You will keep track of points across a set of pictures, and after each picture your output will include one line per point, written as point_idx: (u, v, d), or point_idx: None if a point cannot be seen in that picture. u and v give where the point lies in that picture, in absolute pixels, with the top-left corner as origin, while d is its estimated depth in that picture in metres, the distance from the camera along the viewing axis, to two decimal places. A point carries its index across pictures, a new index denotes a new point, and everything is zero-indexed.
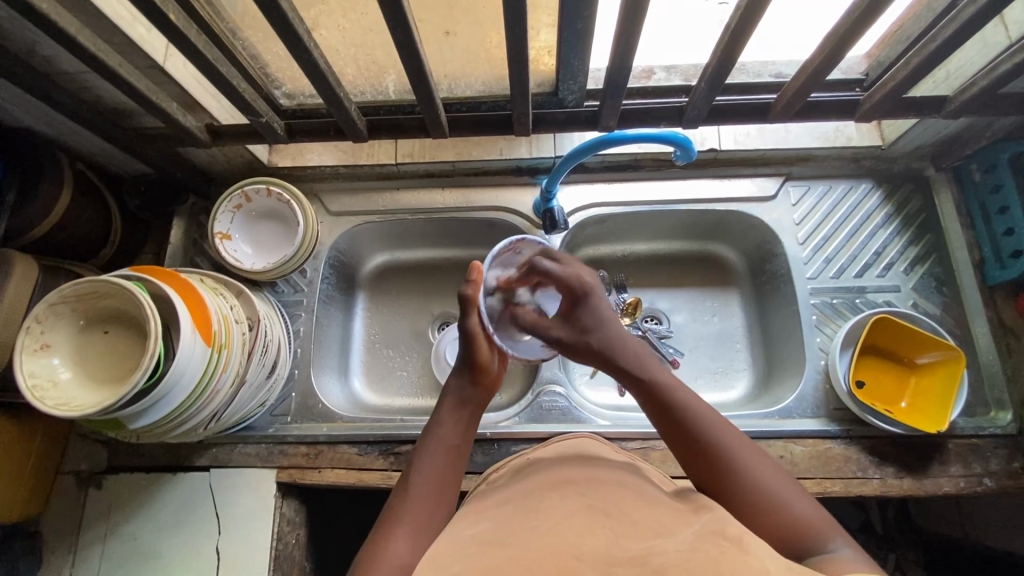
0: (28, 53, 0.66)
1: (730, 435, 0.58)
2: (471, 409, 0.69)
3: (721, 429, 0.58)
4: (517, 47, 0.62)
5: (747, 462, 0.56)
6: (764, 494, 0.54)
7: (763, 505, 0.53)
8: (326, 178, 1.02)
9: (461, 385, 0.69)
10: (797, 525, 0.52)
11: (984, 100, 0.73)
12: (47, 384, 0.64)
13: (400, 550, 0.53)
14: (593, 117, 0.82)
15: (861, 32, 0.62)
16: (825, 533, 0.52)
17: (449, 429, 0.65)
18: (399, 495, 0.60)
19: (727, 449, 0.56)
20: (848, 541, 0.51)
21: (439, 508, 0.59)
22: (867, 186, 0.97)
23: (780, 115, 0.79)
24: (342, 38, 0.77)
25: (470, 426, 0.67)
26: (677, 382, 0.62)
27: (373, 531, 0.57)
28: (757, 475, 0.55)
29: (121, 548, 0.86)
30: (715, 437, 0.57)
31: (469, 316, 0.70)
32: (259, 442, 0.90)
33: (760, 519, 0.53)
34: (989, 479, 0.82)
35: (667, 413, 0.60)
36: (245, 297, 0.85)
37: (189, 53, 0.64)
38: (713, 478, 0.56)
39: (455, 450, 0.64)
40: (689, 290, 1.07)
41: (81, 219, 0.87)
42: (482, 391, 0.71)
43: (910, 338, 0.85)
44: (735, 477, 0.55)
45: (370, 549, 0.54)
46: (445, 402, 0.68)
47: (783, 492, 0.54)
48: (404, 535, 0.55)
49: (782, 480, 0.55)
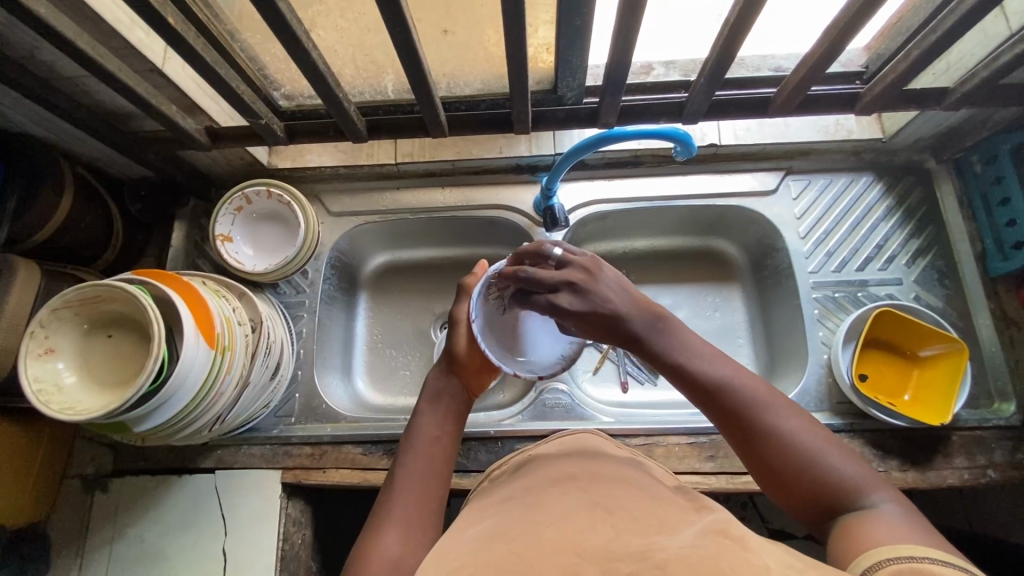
0: (27, 58, 0.66)
1: (757, 393, 0.55)
2: (449, 400, 0.69)
3: (748, 387, 0.55)
4: (516, 43, 0.62)
5: (780, 420, 0.53)
6: (800, 450, 0.52)
7: (793, 463, 0.52)
8: (327, 179, 1.03)
9: (441, 378, 0.70)
10: (832, 485, 0.50)
11: (986, 91, 0.73)
12: (52, 389, 0.64)
13: (391, 543, 0.54)
14: (592, 114, 0.82)
15: (861, 25, 0.62)
16: (864, 488, 0.50)
17: (429, 423, 0.66)
18: (386, 491, 0.60)
19: (756, 408, 0.54)
20: (893, 496, 0.49)
21: (429, 499, 0.59)
22: (868, 179, 0.97)
23: (780, 109, 0.79)
24: (341, 39, 0.76)
25: (450, 415, 0.67)
26: (701, 349, 0.59)
27: (365, 528, 0.57)
28: (793, 435, 0.53)
29: (129, 550, 0.87)
30: (743, 397, 0.55)
31: (460, 300, 0.75)
32: (264, 443, 0.90)
33: (793, 479, 0.52)
34: (993, 470, 0.82)
35: (694, 382, 0.57)
36: (247, 299, 0.85)
37: (185, 54, 0.64)
38: (745, 440, 0.54)
39: (437, 442, 0.64)
40: (690, 286, 1.07)
41: (82, 224, 0.87)
42: (462, 382, 0.70)
43: (913, 332, 0.85)
44: (772, 440, 0.53)
45: (362, 545, 0.55)
46: (423, 397, 0.69)
47: (813, 445, 0.52)
48: (393, 531, 0.55)
49: (818, 437, 0.53)
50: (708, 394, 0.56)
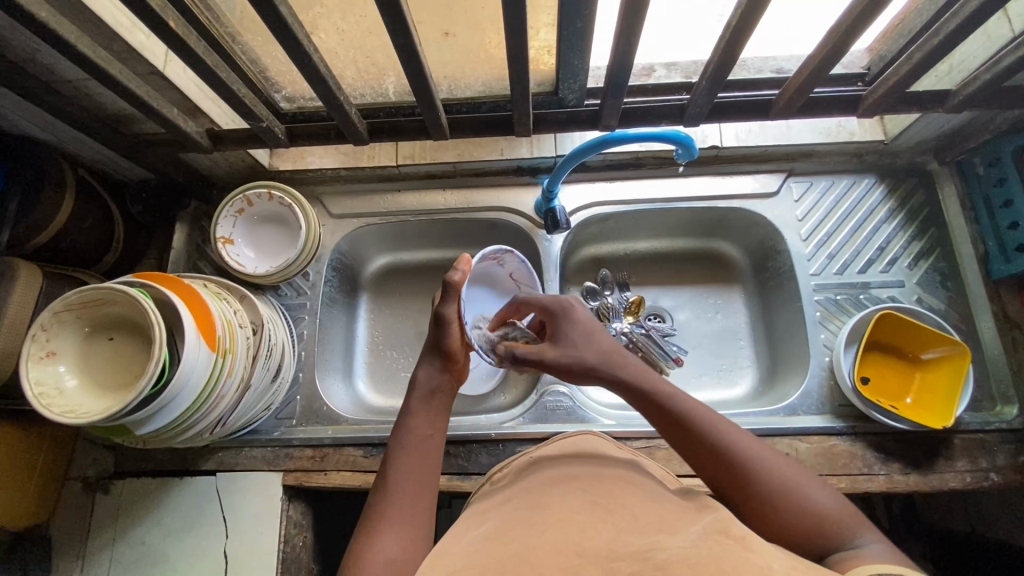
0: (28, 60, 0.66)
1: (738, 433, 0.57)
2: (441, 398, 0.68)
3: (730, 428, 0.57)
4: (517, 46, 0.62)
5: (763, 459, 0.55)
6: (784, 488, 0.53)
7: (781, 504, 0.52)
8: (327, 180, 1.03)
9: (431, 375, 0.69)
10: (819, 520, 0.51)
11: (988, 93, 0.73)
12: (53, 392, 0.64)
13: (386, 545, 0.54)
14: (594, 116, 0.82)
15: (863, 27, 0.62)
16: (848, 523, 0.51)
17: (420, 421, 0.65)
18: (379, 491, 0.60)
19: (741, 448, 0.56)
20: (873, 533, 0.51)
21: (422, 499, 0.59)
22: (870, 181, 0.97)
23: (782, 111, 0.79)
24: (342, 41, 0.76)
25: (441, 413, 0.67)
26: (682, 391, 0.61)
27: (359, 528, 0.57)
28: (777, 473, 0.54)
29: (130, 552, 0.87)
30: (726, 437, 0.56)
31: (450, 301, 0.68)
32: (265, 445, 0.90)
33: (783, 517, 0.52)
34: (995, 473, 0.82)
35: (677, 422, 0.58)
36: (248, 301, 0.85)
37: (186, 57, 0.64)
38: (732, 484, 0.55)
39: (428, 440, 0.64)
40: (692, 288, 1.07)
41: (83, 226, 0.87)
42: (452, 378, 0.70)
43: (915, 334, 0.85)
44: (759, 479, 0.54)
45: (356, 545, 0.54)
46: (414, 393, 0.68)
47: (795, 483, 0.54)
48: (389, 535, 0.55)
49: (799, 474, 0.55)
50: (692, 433, 0.57)
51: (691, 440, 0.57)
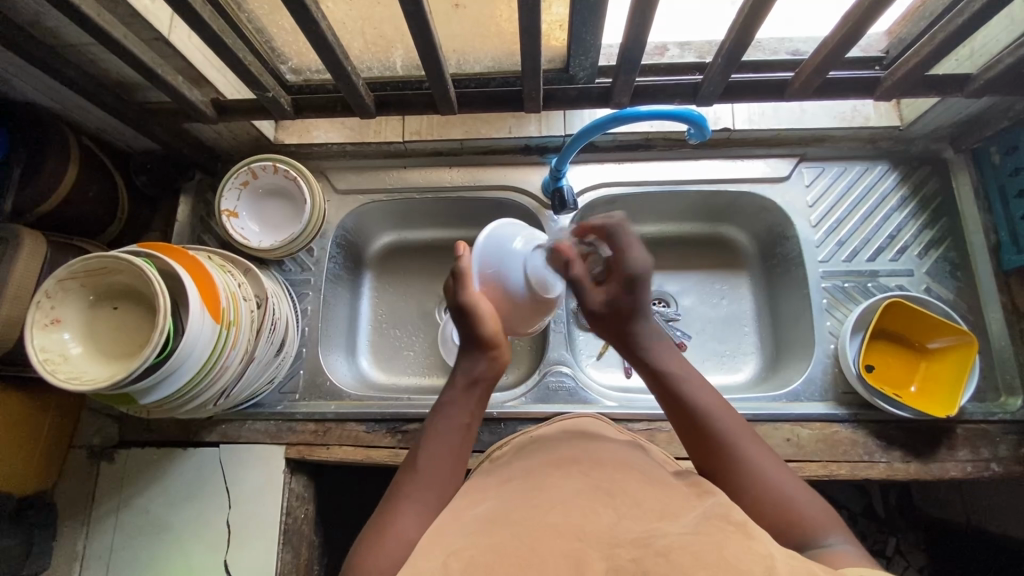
0: (32, 24, 0.65)
1: (734, 424, 0.59)
2: (481, 388, 0.66)
3: (725, 418, 0.59)
4: (530, 19, 0.61)
5: (753, 453, 0.56)
6: (766, 483, 0.54)
7: (755, 494, 0.54)
8: (332, 155, 1.01)
9: (472, 364, 0.66)
10: (797, 520, 0.51)
11: (1009, 78, 0.71)
12: (58, 358, 0.64)
13: (407, 525, 0.54)
14: (605, 94, 0.80)
15: (886, 6, 0.60)
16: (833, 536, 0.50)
17: (459, 408, 0.64)
18: (408, 471, 0.60)
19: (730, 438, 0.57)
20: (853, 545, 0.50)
21: (448, 485, 0.60)
22: (883, 168, 0.95)
23: (798, 92, 0.77)
24: (350, 11, 0.74)
25: (480, 404, 0.66)
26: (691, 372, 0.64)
27: (381, 505, 0.57)
28: (762, 467, 0.55)
29: (134, 520, 0.88)
30: (717, 425, 0.58)
31: (464, 287, 0.66)
32: (268, 419, 0.91)
33: (756, 507, 0.53)
34: (996, 464, 0.82)
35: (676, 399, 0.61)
36: (252, 275, 0.85)
37: (191, 22, 0.63)
38: (709, 462, 0.57)
39: (464, 431, 0.63)
40: (699, 273, 1.06)
41: (87, 196, 0.86)
42: (491, 365, 0.67)
43: (923, 324, 0.85)
44: (740, 467, 0.55)
45: (378, 521, 0.55)
46: (454, 379, 0.66)
47: (780, 483, 0.54)
48: (412, 510, 0.56)
49: (789, 480, 0.54)
50: (688, 412, 0.60)
51: (683, 413, 0.61)
